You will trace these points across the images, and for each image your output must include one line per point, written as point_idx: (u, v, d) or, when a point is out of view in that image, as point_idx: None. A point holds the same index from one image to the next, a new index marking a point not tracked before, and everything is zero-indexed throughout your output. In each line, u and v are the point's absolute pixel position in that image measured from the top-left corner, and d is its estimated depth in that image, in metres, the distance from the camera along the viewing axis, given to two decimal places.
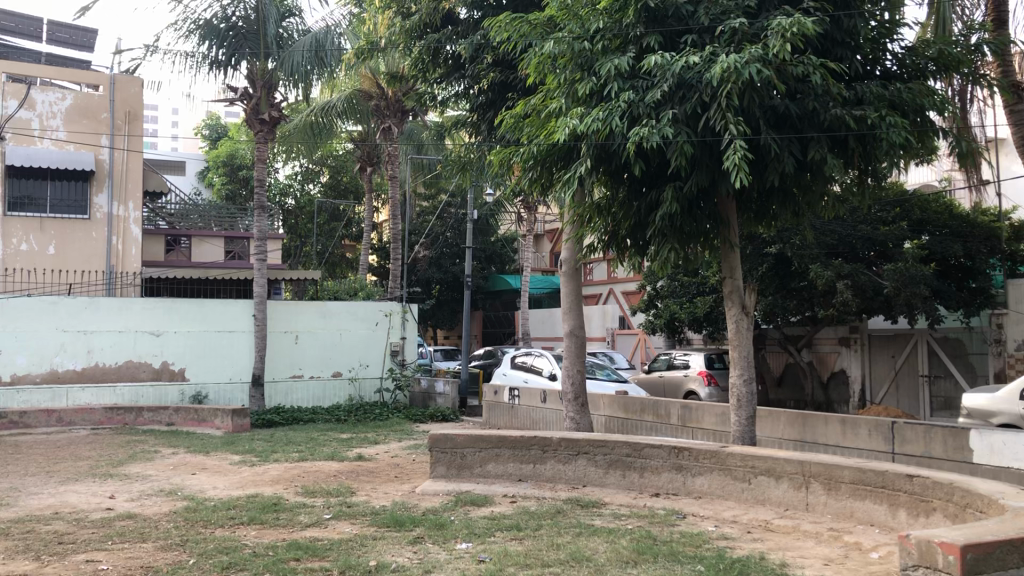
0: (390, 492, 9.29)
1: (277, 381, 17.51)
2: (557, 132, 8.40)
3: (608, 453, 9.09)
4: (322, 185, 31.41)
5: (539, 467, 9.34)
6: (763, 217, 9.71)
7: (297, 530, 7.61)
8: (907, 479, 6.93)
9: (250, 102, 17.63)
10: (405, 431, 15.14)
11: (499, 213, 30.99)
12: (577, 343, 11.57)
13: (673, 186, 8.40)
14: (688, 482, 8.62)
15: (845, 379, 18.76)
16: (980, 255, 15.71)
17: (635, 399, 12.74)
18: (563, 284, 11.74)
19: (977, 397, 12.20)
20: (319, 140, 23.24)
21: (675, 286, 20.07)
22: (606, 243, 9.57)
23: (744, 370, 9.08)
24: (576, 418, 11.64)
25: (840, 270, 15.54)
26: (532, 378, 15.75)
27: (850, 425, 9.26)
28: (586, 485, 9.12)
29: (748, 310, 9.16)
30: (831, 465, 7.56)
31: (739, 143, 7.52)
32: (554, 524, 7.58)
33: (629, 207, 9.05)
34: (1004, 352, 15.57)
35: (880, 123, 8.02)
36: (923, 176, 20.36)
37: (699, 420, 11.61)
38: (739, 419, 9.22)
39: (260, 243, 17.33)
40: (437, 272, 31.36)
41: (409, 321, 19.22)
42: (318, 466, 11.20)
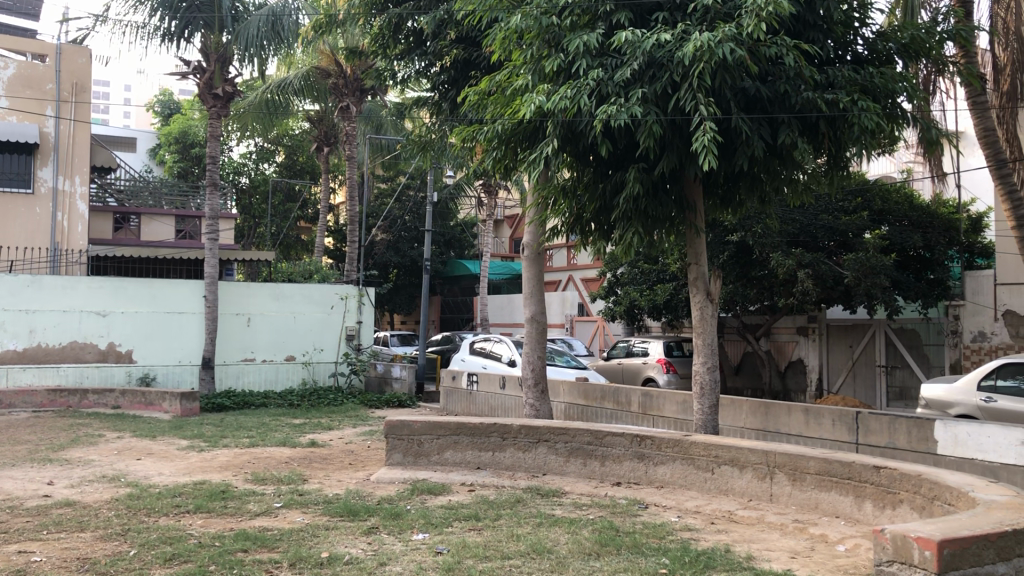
0: (344, 479, 8.99)
1: (228, 364, 17.05)
2: (523, 110, 8.15)
3: (568, 441, 8.88)
4: (277, 165, 30.80)
5: (499, 455, 9.10)
6: (729, 203, 9.54)
7: (245, 519, 7.28)
8: (874, 471, 6.81)
9: (203, 76, 17.16)
10: (360, 417, 14.82)
11: (458, 197, 30.66)
12: (538, 329, 11.35)
13: (640, 168, 8.18)
14: (649, 472, 8.44)
15: (802, 368, 18.79)
16: (939, 247, 15.93)
17: (595, 386, 12.56)
18: (525, 268, 11.50)
19: (934, 387, 12.17)
20: (275, 118, 22.69)
21: (635, 273, 19.94)
22: (570, 227, 9.35)
23: (707, 357, 8.92)
24: (536, 405, 11.43)
25: (801, 260, 15.49)
26: (490, 364, 15.52)
27: (813, 415, 9.15)
28: (546, 474, 8.90)
29: (713, 297, 8.99)
30: (796, 455, 7.41)
31: (710, 124, 7.31)
32: (513, 514, 7.34)
33: (594, 189, 8.82)
34: (960, 343, 15.65)
35: (851, 107, 7.87)
36: (882, 166, 20.53)
37: (660, 408, 11.45)
38: (702, 408, 9.04)
39: (213, 222, 16.82)
40: (394, 255, 30.82)
41: (366, 305, 18.85)
42: (269, 452, 10.85)
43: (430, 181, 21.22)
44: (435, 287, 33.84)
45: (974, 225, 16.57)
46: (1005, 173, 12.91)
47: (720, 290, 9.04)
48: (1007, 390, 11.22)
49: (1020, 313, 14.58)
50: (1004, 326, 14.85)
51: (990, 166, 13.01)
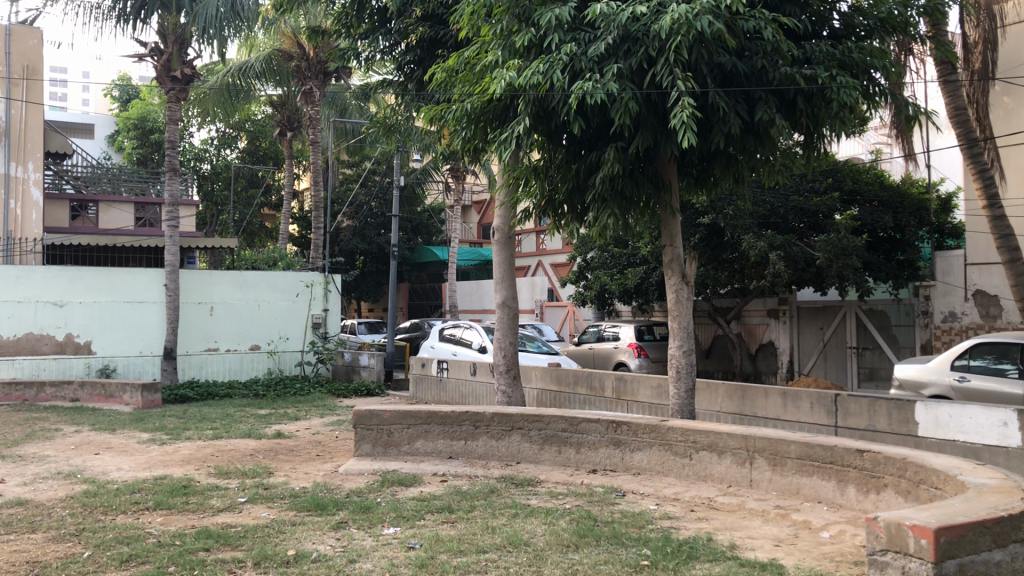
0: (311, 472, 8.69)
1: (190, 354, 16.62)
2: (492, 87, 7.88)
3: (543, 429, 8.65)
4: (240, 151, 30.19)
5: (471, 444, 8.84)
6: (704, 183, 9.34)
7: (208, 516, 6.97)
8: (857, 455, 6.64)
9: (161, 58, 16.65)
10: (328, 406, 14.49)
11: (425, 182, 30.29)
12: (510, 314, 11.08)
13: (615, 147, 7.96)
14: (626, 458, 8.23)
15: (773, 351, 18.73)
16: (910, 227, 15.91)
17: (568, 371, 12.35)
18: (495, 252, 11.23)
19: (908, 368, 12.11)
20: (237, 102, 22.15)
21: (606, 256, 19.76)
22: (542, 208, 9.10)
23: (683, 341, 8.70)
24: (509, 391, 11.18)
25: (773, 242, 15.36)
26: (460, 351, 15.25)
27: (790, 398, 8.98)
28: (520, 462, 8.66)
29: (689, 279, 8.79)
30: (777, 440, 7.24)
31: (687, 99, 7.08)
32: (488, 505, 7.11)
33: (567, 169, 8.58)
34: (931, 323, 15.63)
35: (830, 82, 7.69)
36: (852, 148, 20.51)
37: (634, 392, 11.27)
38: (678, 393, 8.83)
39: (173, 208, 16.35)
40: (361, 242, 30.21)
41: (332, 292, 18.52)
42: (234, 444, 10.51)
43: (395, 165, 20.87)
44: (402, 274, 33.46)
45: (944, 205, 16.54)
46: (976, 152, 12.83)
47: (696, 272, 8.84)
48: (980, 370, 11.16)
49: (990, 293, 14.56)
50: (974, 306, 14.83)
51: (962, 145, 12.93)
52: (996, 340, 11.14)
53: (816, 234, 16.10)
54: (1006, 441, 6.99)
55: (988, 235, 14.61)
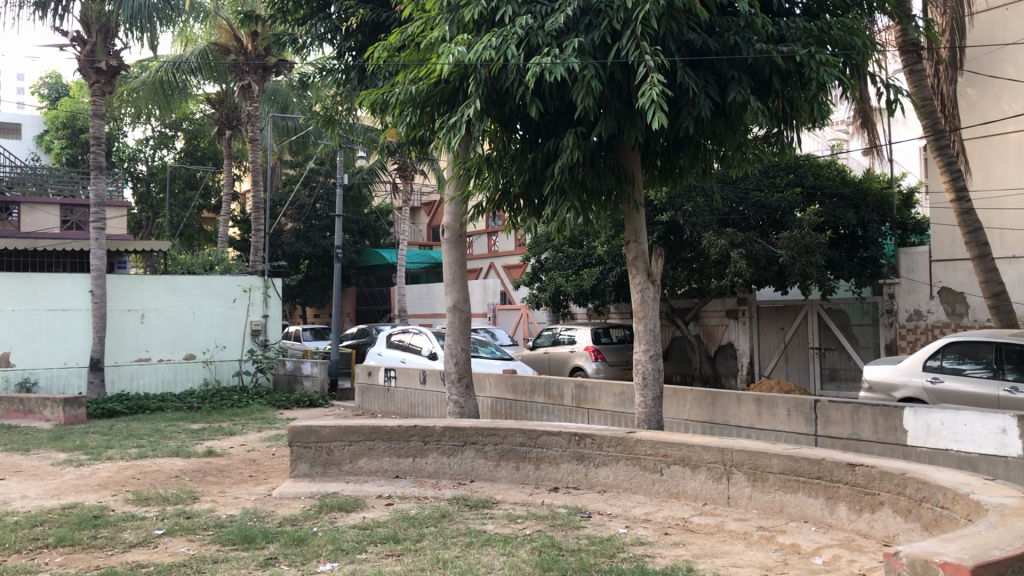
0: (242, 496, 7.82)
1: (120, 365, 15.54)
2: (439, 65, 7.17)
3: (499, 443, 7.88)
4: (177, 152, 29.00)
5: (420, 462, 8.04)
6: (669, 174, 8.69)
7: (116, 553, 6.05)
8: (848, 469, 5.98)
9: (84, 48, 15.52)
10: (268, 419, 13.57)
11: (372, 182, 29.42)
12: (462, 318, 10.32)
13: (574, 132, 7.28)
14: (591, 474, 7.49)
15: (733, 352, 18.19)
16: (872, 224, 15.46)
17: (524, 378, 11.58)
18: (446, 251, 10.43)
19: (878, 369, 11.43)
20: (172, 99, 21.26)
21: (561, 257, 19.08)
22: (496, 203, 8.40)
23: (650, 345, 8.01)
24: (462, 402, 10.41)
25: (734, 239, 14.81)
26: (409, 358, 14.42)
27: (766, 405, 8.29)
28: (474, 481, 7.88)
29: (655, 278, 8.11)
30: (757, 453, 6.55)
31: (656, 75, 6.42)
32: (438, 534, 6.31)
33: (523, 159, 7.88)
34: (895, 322, 15.18)
35: (808, 61, 7.08)
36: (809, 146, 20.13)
37: (595, 400, 10.56)
38: (644, 401, 8.11)
39: (99, 210, 15.25)
40: (306, 245, 29.37)
41: (271, 297, 17.50)
42: (158, 464, 9.53)
43: (338, 163, 19.90)
44: (349, 278, 32.44)
45: (905, 201, 16.13)
46: (944, 143, 12.40)
47: (662, 269, 8.17)
48: (954, 371, 10.60)
49: (956, 290, 14.17)
50: (940, 304, 14.40)
51: (928, 136, 12.49)
52: (971, 339, 10.58)
53: (777, 231, 15.58)
54: (1006, 450, 6.39)
55: (954, 230, 14.20)
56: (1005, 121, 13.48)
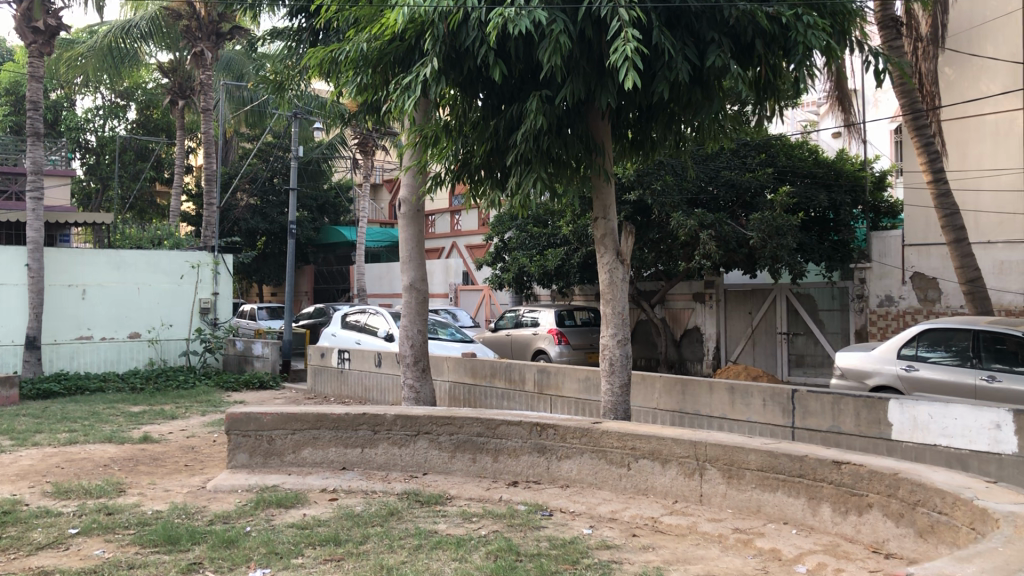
0: (174, 489, 7.16)
1: (59, 343, 14.69)
2: (393, 18, 6.58)
3: (454, 434, 7.29)
4: (129, 122, 27.93)
5: (369, 453, 7.44)
6: (641, 147, 8.14)
7: (19, 556, 5.37)
8: (833, 467, 5.48)
9: (20, 6, 14.58)
10: (213, 403, 12.86)
11: (331, 157, 28.59)
12: (419, 298, 9.70)
13: (539, 96, 6.71)
14: (552, 468, 6.94)
15: (698, 337, 17.73)
16: (845, 206, 15.07)
17: (484, 361, 11.01)
18: (402, 227, 9.79)
19: (850, 356, 10.95)
20: (121, 67, 20.52)
21: (525, 237, 18.51)
22: (455, 173, 7.79)
23: (617, 329, 7.44)
24: (417, 387, 9.81)
25: (703, 220, 14.30)
26: (365, 339, 13.78)
27: (739, 394, 7.78)
28: (427, 474, 7.30)
29: (624, 257, 7.57)
30: (733, 447, 6.04)
31: (630, 30, 5.88)
32: (385, 535, 5.73)
33: (485, 126, 7.29)
34: (866, 308, 14.80)
35: (794, 23, 6.56)
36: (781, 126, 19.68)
37: (558, 386, 10.03)
38: (611, 388, 7.56)
39: (37, 178, 14.36)
40: (262, 221, 28.48)
41: (221, 274, 16.74)
42: (87, 451, 8.80)
43: (293, 135, 19.04)
44: (307, 256, 31.56)
45: (878, 183, 15.78)
46: (922, 123, 11.98)
47: (632, 248, 7.62)
48: (930, 360, 10.16)
49: (929, 275, 13.85)
50: (912, 289, 14.07)
51: (906, 116, 12.07)
52: (946, 325, 10.17)
53: (748, 213, 15.13)
54: (1000, 447, 5.95)
55: (930, 213, 13.83)
56: (982, 101, 13.09)
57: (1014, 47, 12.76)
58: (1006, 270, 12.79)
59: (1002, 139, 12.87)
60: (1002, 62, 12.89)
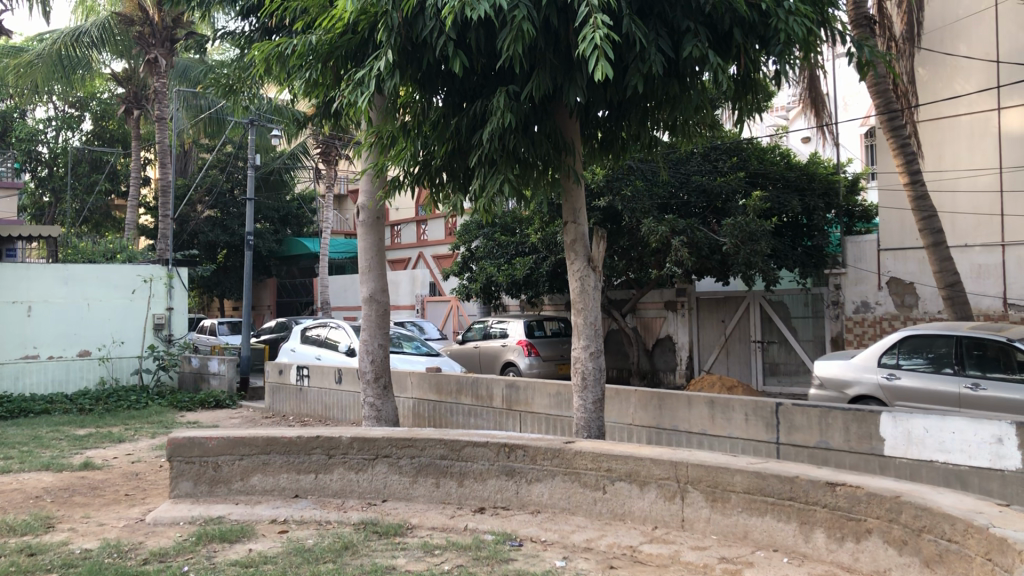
0: (110, 522, 6.56)
1: (3, 363, 13.94)
2: (344, 7, 6.08)
3: (416, 457, 6.76)
4: (83, 133, 27.15)
5: (323, 479, 6.90)
6: (612, 147, 7.71)
7: None
8: (827, 490, 5.01)
9: None
10: (165, 424, 12.21)
11: (294, 167, 27.97)
12: (379, 310, 9.17)
13: (504, 91, 6.24)
14: (522, 493, 6.42)
15: (671, 346, 17.27)
16: (818, 211, 14.73)
17: (450, 377, 10.49)
18: (361, 235, 9.25)
19: (830, 365, 10.47)
20: (73, 73, 19.67)
21: (492, 246, 18.03)
22: (414, 177, 7.28)
23: (589, 341, 6.98)
24: (378, 406, 9.25)
25: (674, 226, 13.87)
26: (325, 354, 13.19)
27: (720, 409, 7.31)
28: (386, 500, 6.76)
29: (596, 264, 7.11)
30: (717, 468, 5.56)
31: (600, 15, 5.44)
32: (336, 573, 5.17)
33: (445, 125, 6.80)
34: (842, 314, 14.46)
35: (774, 10, 6.17)
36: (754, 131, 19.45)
37: (528, 402, 9.53)
38: (583, 404, 7.06)
39: None
40: (222, 234, 27.77)
41: (176, 288, 16.08)
42: (20, 481, 8.15)
43: (251, 142, 18.39)
44: (269, 268, 30.83)
45: (852, 186, 15.49)
46: (898, 124, 11.68)
47: (604, 255, 7.14)
48: (912, 368, 9.73)
49: (905, 281, 13.58)
50: (889, 295, 13.79)
51: (881, 116, 11.77)
52: (928, 332, 9.79)
53: (720, 218, 14.75)
54: (1003, 462, 5.53)
55: (906, 217, 13.53)
56: (957, 101, 12.83)
57: (988, 46, 12.53)
58: (984, 273, 12.51)
59: (978, 141, 12.61)
60: (976, 61, 12.65)
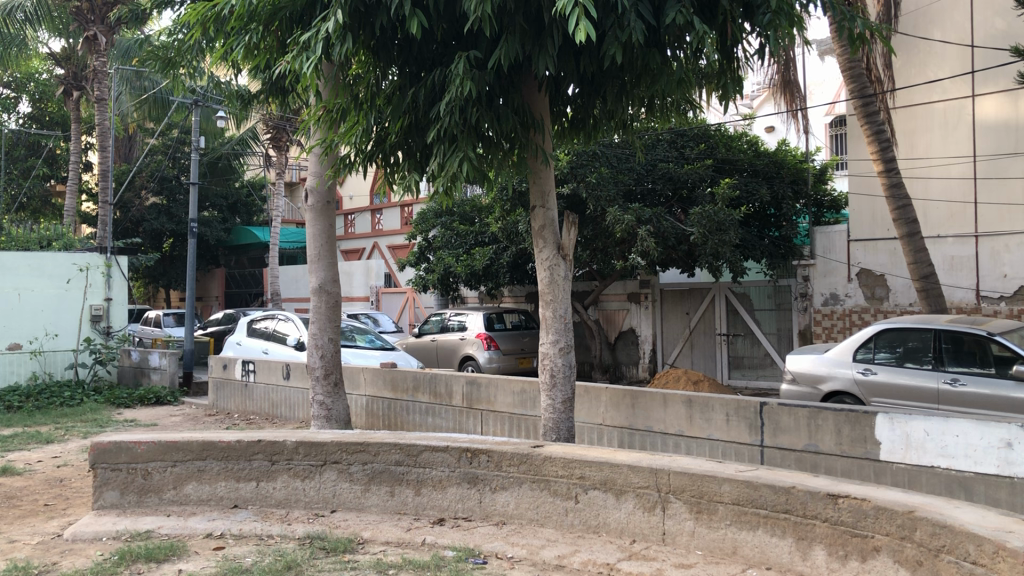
0: (21, 539, 5.84)
1: None
2: None
3: (368, 463, 6.14)
4: (21, 116, 25.99)
5: (266, 488, 6.25)
6: (583, 126, 7.15)
7: None
8: (829, 503, 4.49)
9: None
10: (100, 422, 11.42)
11: (244, 153, 27.06)
12: (330, 301, 8.52)
13: (467, 58, 5.66)
14: (485, 502, 5.83)
15: (633, 340, 16.77)
16: (787, 200, 14.32)
17: (405, 373, 9.85)
18: (310, 222, 8.56)
19: (802, 359, 9.87)
20: (7, 52, 19.65)
21: (450, 235, 17.40)
22: (367, 155, 6.67)
23: (558, 335, 6.43)
24: (328, 404, 8.57)
25: (641, 215, 13.36)
26: (273, 348, 12.47)
27: (698, 409, 6.83)
28: (335, 511, 6.13)
29: (566, 252, 6.54)
30: (703, 476, 5.01)
31: None
32: None
33: (400, 96, 6.21)
34: (810, 307, 14.06)
35: None
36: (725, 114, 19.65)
37: (490, 400, 8.95)
38: (551, 405, 6.47)
39: None
40: (168, 222, 26.77)
41: (114, 278, 15.20)
42: None
43: (195, 124, 17.45)
44: (218, 258, 29.88)
45: (820, 176, 15.17)
46: (873, 109, 11.30)
47: (575, 242, 6.58)
48: (887, 362, 9.24)
49: (876, 272, 13.26)
50: (859, 287, 13.45)
51: (855, 101, 11.38)
52: (902, 324, 9.32)
53: (687, 207, 14.29)
54: (1011, 469, 5.18)
55: (878, 207, 13.21)
56: (930, 87, 12.50)
57: (962, 30, 12.21)
58: (957, 265, 12.17)
59: (951, 129, 12.29)
60: (950, 45, 12.33)
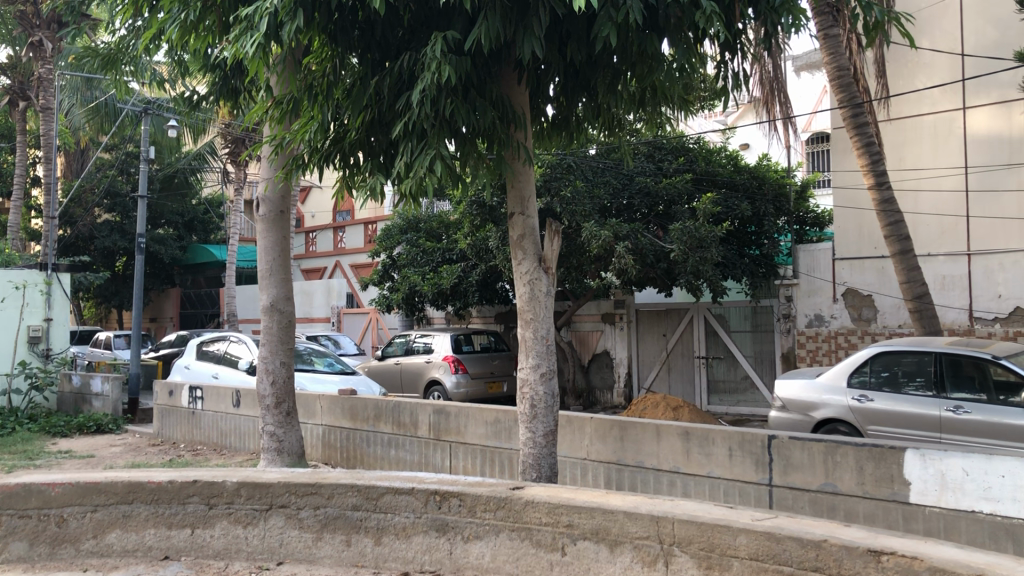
0: None
1: None
2: None
3: (321, 508, 5.32)
4: None
5: (201, 536, 5.40)
6: (567, 126, 6.44)
7: None
8: (873, 562, 3.61)
9: None
10: (30, 453, 10.43)
11: (201, 169, 26.11)
12: (284, 319, 7.69)
13: (441, 40, 4.95)
14: (456, 554, 5.00)
15: (608, 362, 15.98)
16: (769, 216, 13.72)
17: (366, 401, 9.03)
18: (261, 233, 7.75)
19: (792, 384, 9.17)
20: None
21: (415, 253, 16.60)
22: (323, 154, 5.91)
23: (539, 358, 5.66)
24: (279, 436, 7.72)
25: (618, 231, 12.65)
26: (223, 372, 11.57)
27: (697, 442, 6.22)
28: (283, 563, 5.30)
29: (548, 265, 5.78)
30: (714, 525, 4.15)
31: None
32: None
33: (362, 86, 5.49)
34: (793, 328, 13.45)
35: None
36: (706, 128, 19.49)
37: (459, 431, 8.17)
38: (530, 439, 5.67)
39: None
40: (120, 240, 25.70)
41: (54, 296, 14.19)
42: None
43: (145, 135, 16.51)
44: (173, 277, 28.82)
45: (802, 193, 14.58)
46: (862, 120, 10.70)
47: (558, 253, 5.83)
48: (883, 386, 8.52)
49: (863, 292, 12.69)
50: (845, 308, 12.86)
51: (844, 111, 10.78)
52: (898, 347, 8.64)
53: (665, 223, 13.64)
54: None
55: (865, 226, 12.72)
56: (919, 97, 12.01)
57: (952, 39, 11.75)
58: (949, 285, 11.60)
59: (940, 141, 11.79)
60: (940, 54, 11.85)
